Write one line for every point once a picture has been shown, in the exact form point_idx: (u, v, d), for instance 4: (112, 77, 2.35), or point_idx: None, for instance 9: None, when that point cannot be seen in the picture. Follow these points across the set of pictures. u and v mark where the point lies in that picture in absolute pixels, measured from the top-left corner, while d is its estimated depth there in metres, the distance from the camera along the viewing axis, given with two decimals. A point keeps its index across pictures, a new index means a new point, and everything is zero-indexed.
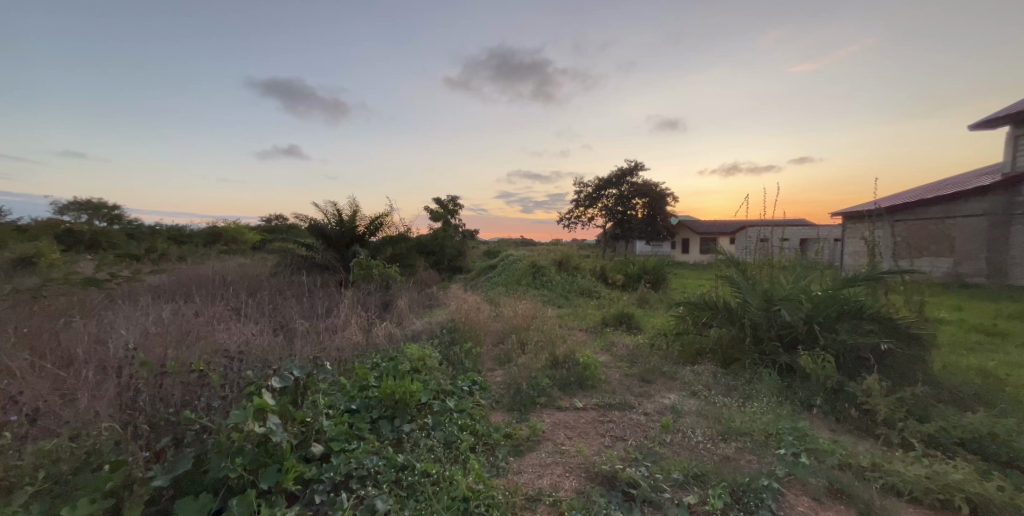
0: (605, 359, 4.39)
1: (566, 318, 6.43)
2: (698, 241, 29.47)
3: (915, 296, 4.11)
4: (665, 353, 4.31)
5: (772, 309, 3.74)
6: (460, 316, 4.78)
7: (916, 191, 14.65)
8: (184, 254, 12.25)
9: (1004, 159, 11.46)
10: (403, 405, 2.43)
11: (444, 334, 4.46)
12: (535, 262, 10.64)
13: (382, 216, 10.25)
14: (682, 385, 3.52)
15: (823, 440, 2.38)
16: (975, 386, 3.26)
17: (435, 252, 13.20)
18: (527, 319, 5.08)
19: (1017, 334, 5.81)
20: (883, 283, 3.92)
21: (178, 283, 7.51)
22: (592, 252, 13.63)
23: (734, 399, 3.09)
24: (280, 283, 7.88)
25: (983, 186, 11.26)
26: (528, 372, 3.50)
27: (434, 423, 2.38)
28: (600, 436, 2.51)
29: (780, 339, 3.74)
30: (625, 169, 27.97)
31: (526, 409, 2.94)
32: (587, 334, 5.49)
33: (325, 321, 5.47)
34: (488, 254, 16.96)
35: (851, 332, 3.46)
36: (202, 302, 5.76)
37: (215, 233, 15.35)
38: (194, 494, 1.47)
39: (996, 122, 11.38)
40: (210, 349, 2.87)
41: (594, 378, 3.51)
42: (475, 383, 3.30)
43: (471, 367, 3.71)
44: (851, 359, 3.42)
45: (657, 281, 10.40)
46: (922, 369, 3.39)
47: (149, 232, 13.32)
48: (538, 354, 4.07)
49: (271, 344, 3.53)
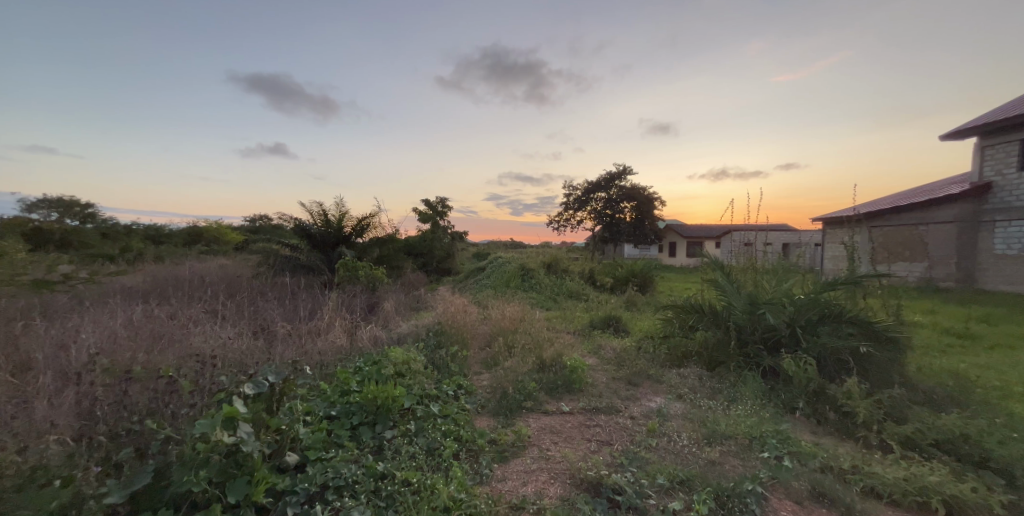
0: (593, 362, 4.40)
1: (554, 321, 6.43)
2: (685, 245, 29.86)
3: (892, 300, 4.18)
4: (652, 356, 4.33)
5: (756, 313, 3.78)
6: (447, 318, 4.73)
7: (890, 198, 15.05)
8: (162, 254, 11.94)
9: (972, 169, 11.87)
10: (385, 411, 2.38)
11: (431, 337, 4.39)
12: (524, 264, 10.62)
13: (369, 217, 10.14)
14: (668, 388, 3.53)
15: (805, 443, 2.39)
16: (949, 388, 3.32)
17: (423, 254, 13.09)
18: (514, 322, 5.06)
19: (983, 336, 6.02)
20: (861, 286, 3.98)
21: (153, 285, 7.26)
22: (580, 254, 13.64)
23: (719, 403, 3.11)
24: (262, 285, 7.74)
25: (953, 194, 11.63)
26: (515, 375, 3.48)
27: (417, 430, 2.31)
28: (586, 440, 2.48)
29: (763, 343, 3.76)
30: (614, 174, 28.04)
31: (512, 414, 2.89)
32: (575, 337, 5.50)
33: (308, 324, 5.41)
34: (476, 257, 16.86)
35: (833, 334, 3.49)
36: (178, 305, 5.61)
37: (196, 233, 15.06)
38: (152, 511, 1.38)
39: (964, 133, 11.76)
40: (181, 354, 2.79)
41: (581, 381, 3.51)
42: (461, 386, 3.27)
43: (456, 370, 3.66)
44: (831, 362, 3.42)
45: (645, 283, 10.49)
46: (898, 372, 3.44)
47: (126, 233, 12.97)
48: (525, 357, 4.06)
49: (249, 348, 3.44)
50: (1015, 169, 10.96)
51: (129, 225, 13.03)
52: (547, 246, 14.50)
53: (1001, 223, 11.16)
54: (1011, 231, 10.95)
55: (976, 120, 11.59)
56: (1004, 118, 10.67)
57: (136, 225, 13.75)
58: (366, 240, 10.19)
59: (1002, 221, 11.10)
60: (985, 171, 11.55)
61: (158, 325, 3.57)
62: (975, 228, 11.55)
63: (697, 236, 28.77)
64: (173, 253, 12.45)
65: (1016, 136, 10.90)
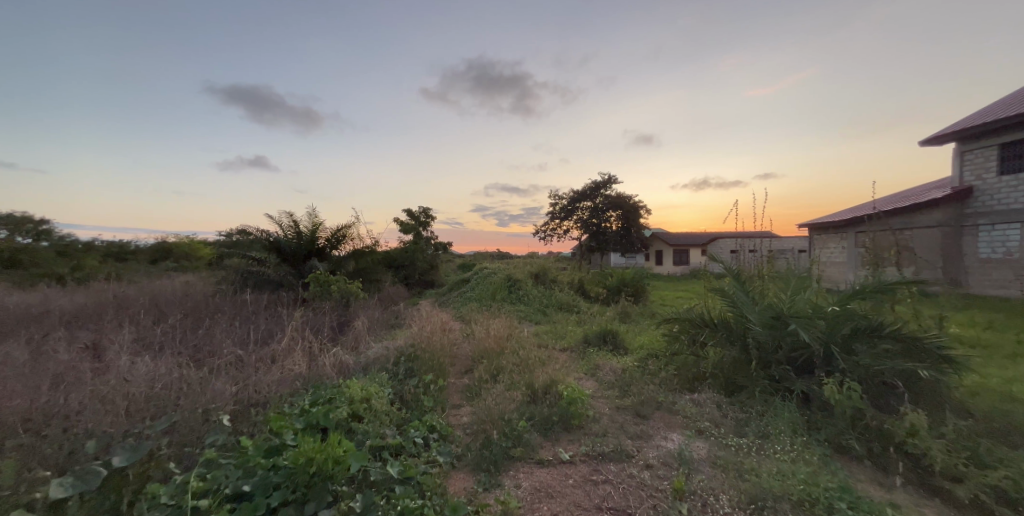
0: (591, 387, 3.82)
1: (544, 337, 5.83)
2: (671, 253, 29.59)
3: (933, 310, 3.47)
4: (659, 379, 3.77)
5: (781, 327, 3.14)
6: (421, 340, 4.07)
7: (874, 203, 14.89)
8: (121, 273, 11.09)
9: (953, 173, 11.73)
10: (320, 483, 1.81)
11: (401, 365, 3.71)
12: (509, 275, 9.99)
13: (344, 227, 9.46)
14: (684, 421, 2.95)
15: (885, 507, 1.80)
16: (1016, 416, 2.79)
17: (404, 266, 12.44)
18: (500, 341, 4.44)
19: (998, 346, 5.59)
20: (889, 296, 3.31)
21: (96, 307, 6.51)
22: (567, 264, 13.12)
23: (751, 440, 2.54)
24: (222, 304, 7.02)
25: (938, 199, 11.51)
26: (501, 410, 2.86)
27: (363, 509, 1.72)
28: (594, 512, 1.87)
29: (791, 362, 3.14)
30: (599, 183, 27.88)
31: (496, 469, 2.27)
32: (569, 356, 4.91)
33: (263, 351, 4.72)
34: (461, 268, 16.23)
35: (879, 354, 2.85)
36: (108, 332, 4.88)
37: (165, 249, 14.24)
38: None
39: (944, 137, 11.62)
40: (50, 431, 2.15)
41: (580, 416, 2.91)
42: (434, 429, 2.67)
43: (429, 406, 3.03)
44: (876, 386, 2.76)
45: (637, 293, 9.97)
46: (953, 397, 2.83)
47: (85, 250, 12.05)
48: (513, 386, 3.44)
49: (163, 402, 2.78)
50: (996, 173, 10.81)
51: (92, 242, 12.23)
52: (534, 255, 13.94)
53: (985, 227, 11.00)
54: (997, 235, 10.78)
55: (954, 124, 11.47)
56: (982, 124, 10.54)
57: (100, 242, 12.93)
58: (341, 252, 9.49)
59: (986, 226, 10.95)
60: (966, 175, 11.45)
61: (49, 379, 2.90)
62: (959, 232, 11.42)
63: (684, 244, 28.59)
64: (135, 270, 11.57)
65: (995, 141, 10.79)
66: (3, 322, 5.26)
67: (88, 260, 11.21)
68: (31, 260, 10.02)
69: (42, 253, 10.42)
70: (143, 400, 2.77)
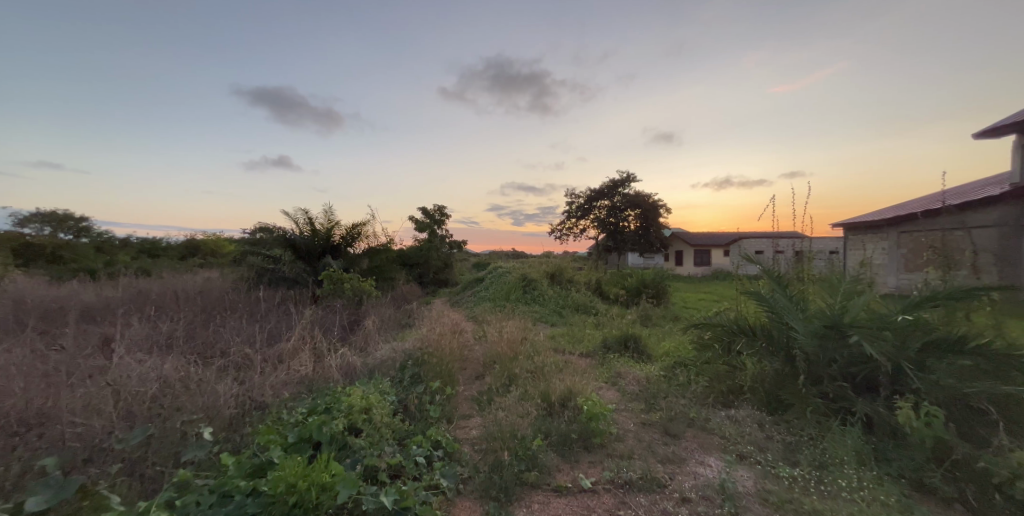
0: (613, 398, 3.49)
1: (561, 340, 5.51)
2: (692, 253, 28.74)
3: (1014, 321, 3.00)
4: (690, 391, 3.42)
5: (835, 338, 2.75)
6: (432, 344, 3.80)
7: (917, 201, 14.00)
8: (147, 267, 11.32)
9: (1010, 169, 10.84)
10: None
11: (408, 370, 3.45)
12: (525, 274, 9.69)
13: (360, 224, 9.32)
14: (723, 444, 2.61)
15: None
16: None
17: (419, 265, 12.29)
18: (515, 345, 4.15)
19: None
20: (964, 304, 2.87)
21: (113, 301, 6.51)
22: (585, 264, 12.73)
23: (807, 473, 2.19)
24: (236, 300, 6.94)
25: (992, 196, 10.66)
26: (515, 426, 2.56)
27: None
28: None
29: (848, 379, 2.75)
30: (618, 181, 27.37)
31: (507, 499, 1.98)
32: (588, 362, 4.59)
33: (271, 350, 4.54)
34: (476, 267, 16.02)
35: (956, 372, 2.45)
36: (118, 328, 4.81)
37: (191, 245, 14.53)
38: None
39: (1002, 130, 10.75)
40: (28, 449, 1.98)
41: (603, 434, 2.59)
42: (440, 445, 2.40)
43: (435, 418, 2.75)
44: (955, 411, 2.36)
45: (659, 295, 9.54)
46: None
47: (119, 245, 12.40)
48: (528, 397, 3.14)
49: (156, 408, 2.60)
50: None
51: (123, 238, 12.58)
52: (551, 255, 13.58)
53: None
54: None
55: (1013, 116, 10.60)
56: None
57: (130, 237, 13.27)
58: (356, 250, 9.36)
59: None
60: None
61: (41, 382, 2.75)
62: None
63: (706, 245, 27.72)
64: (162, 265, 11.78)
65: None
66: (23, 317, 5.29)
67: (118, 255, 11.48)
68: (69, 254, 10.36)
69: (79, 248, 10.74)
70: (135, 405, 2.59)
